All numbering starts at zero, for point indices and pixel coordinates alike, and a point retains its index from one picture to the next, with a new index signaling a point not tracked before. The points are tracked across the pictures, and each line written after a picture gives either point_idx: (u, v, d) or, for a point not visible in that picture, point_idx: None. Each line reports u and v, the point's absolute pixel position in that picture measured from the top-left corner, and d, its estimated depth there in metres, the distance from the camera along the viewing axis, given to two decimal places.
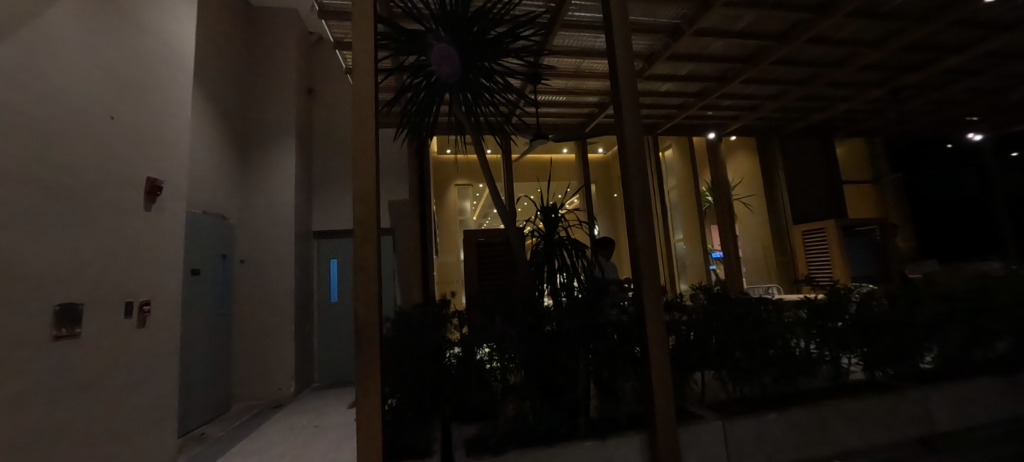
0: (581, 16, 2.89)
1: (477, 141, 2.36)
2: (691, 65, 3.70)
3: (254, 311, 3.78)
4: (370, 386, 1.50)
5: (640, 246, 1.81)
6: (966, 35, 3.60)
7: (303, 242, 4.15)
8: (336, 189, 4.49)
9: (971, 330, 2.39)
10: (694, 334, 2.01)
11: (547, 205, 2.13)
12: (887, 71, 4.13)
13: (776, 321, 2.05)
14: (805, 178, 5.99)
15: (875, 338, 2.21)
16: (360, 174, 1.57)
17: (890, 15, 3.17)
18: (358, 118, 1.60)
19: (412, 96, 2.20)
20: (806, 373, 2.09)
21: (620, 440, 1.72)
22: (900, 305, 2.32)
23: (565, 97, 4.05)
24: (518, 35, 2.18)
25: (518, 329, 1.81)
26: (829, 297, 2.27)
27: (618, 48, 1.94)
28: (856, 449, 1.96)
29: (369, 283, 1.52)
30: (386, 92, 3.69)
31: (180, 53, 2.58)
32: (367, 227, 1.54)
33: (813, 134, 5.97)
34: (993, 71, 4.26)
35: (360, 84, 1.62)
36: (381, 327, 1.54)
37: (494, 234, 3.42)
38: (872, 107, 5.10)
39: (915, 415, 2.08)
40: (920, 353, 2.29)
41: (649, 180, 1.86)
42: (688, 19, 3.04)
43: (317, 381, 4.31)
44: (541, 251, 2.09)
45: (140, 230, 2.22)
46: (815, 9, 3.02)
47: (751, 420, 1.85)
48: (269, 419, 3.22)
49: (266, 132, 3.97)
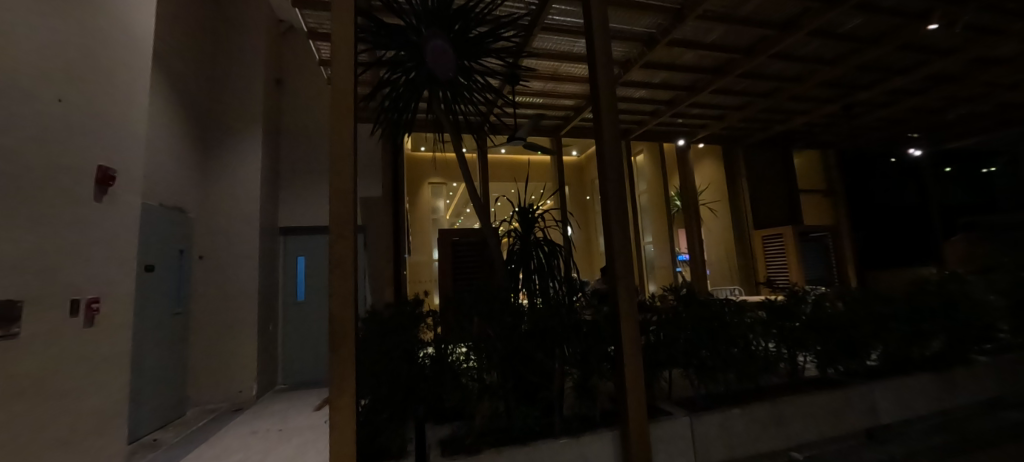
0: (561, 19, 2.92)
1: (456, 140, 2.34)
2: (665, 73, 3.82)
3: (212, 311, 3.58)
4: (343, 386, 1.46)
5: (615, 246, 1.86)
6: (910, 59, 3.92)
7: (268, 238, 3.95)
8: (305, 184, 4.28)
9: (911, 329, 2.58)
10: (664, 334, 2.09)
11: (524, 205, 2.19)
12: (842, 87, 4.42)
13: (739, 320, 2.16)
14: (767, 186, 6.28)
15: (827, 336, 2.38)
16: (338, 170, 1.53)
17: (846, 36, 3.40)
18: (336, 115, 1.55)
19: (390, 91, 2.21)
20: (766, 370, 2.21)
21: (592, 437, 1.76)
22: (848, 306, 2.49)
23: (542, 99, 4.09)
24: (499, 36, 2.19)
25: (496, 329, 1.81)
26: (788, 297, 2.42)
27: (599, 53, 1.97)
28: (809, 440, 2.10)
29: (345, 280, 1.49)
30: (363, 86, 3.59)
31: (134, 33, 2.41)
32: (343, 224, 1.50)
33: (774, 144, 6.28)
34: (931, 92, 4.65)
35: (339, 78, 1.58)
36: (356, 328, 1.50)
37: (468, 233, 3.43)
38: (828, 121, 5.45)
39: (862, 408, 2.24)
40: (866, 351, 2.46)
41: (625, 186, 1.91)
42: (663, 29, 3.13)
43: (281, 382, 4.12)
44: (516, 251, 2.13)
45: (91, 221, 2.08)
46: (779, 25, 3.21)
47: (716, 414, 1.94)
48: (230, 423, 3.07)
49: (232, 124, 3.77)
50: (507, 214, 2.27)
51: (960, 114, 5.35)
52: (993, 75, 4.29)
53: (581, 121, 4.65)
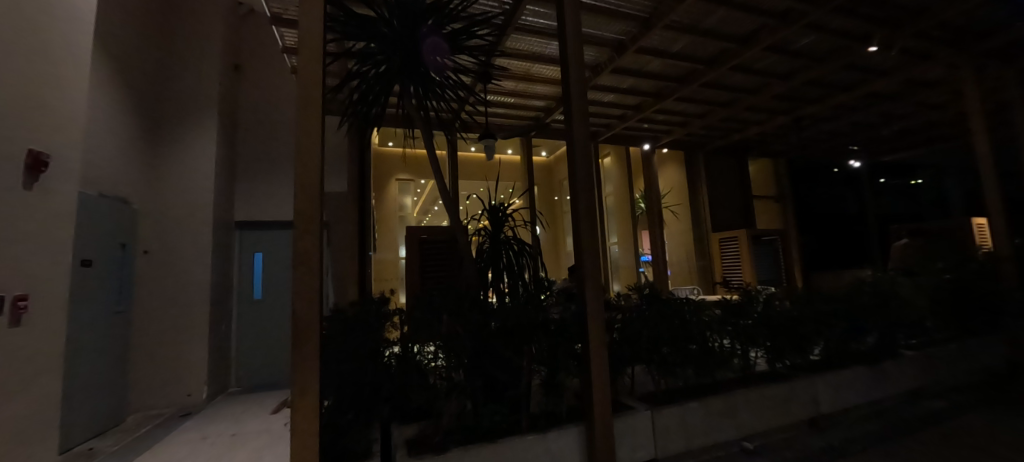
0: (533, 21, 2.95)
1: (427, 136, 2.31)
2: (632, 79, 3.95)
3: (159, 310, 3.35)
4: (306, 386, 1.42)
5: (584, 246, 1.90)
6: (852, 77, 4.26)
7: (222, 233, 3.73)
8: (264, 177, 4.05)
9: (850, 326, 2.80)
10: (629, 331, 2.16)
11: (494, 203, 2.20)
12: (793, 100, 4.73)
13: (698, 319, 2.27)
14: (725, 191, 6.62)
15: (776, 333, 2.55)
16: (304, 163, 1.48)
17: (798, 52, 3.66)
18: (303, 105, 1.50)
19: (359, 83, 2.16)
20: (722, 365, 2.34)
21: (559, 432, 1.80)
22: (795, 305, 2.67)
23: (513, 99, 4.11)
24: (473, 33, 2.19)
25: (465, 328, 1.81)
26: (742, 297, 2.57)
27: (571, 56, 2.00)
28: (758, 430, 2.24)
29: (310, 276, 1.44)
30: (331, 78, 3.46)
31: (73, 5, 2.20)
32: (309, 218, 1.45)
33: (731, 152, 6.64)
34: (870, 109, 5.08)
35: (307, 68, 1.52)
36: (321, 325, 1.46)
37: (437, 230, 3.40)
38: (780, 132, 5.83)
39: (805, 399, 2.42)
40: (810, 346, 2.65)
41: (594, 187, 1.96)
42: (632, 37, 3.24)
43: (234, 385, 3.90)
44: (486, 250, 2.15)
45: (19, 211, 1.88)
46: (738, 39, 3.40)
47: (676, 408, 2.03)
48: (178, 429, 2.87)
49: (184, 110, 3.54)
50: (478, 212, 2.29)
51: (893, 130, 5.87)
52: (921, 95, 4.74)
53: (551, 122, 4.71)
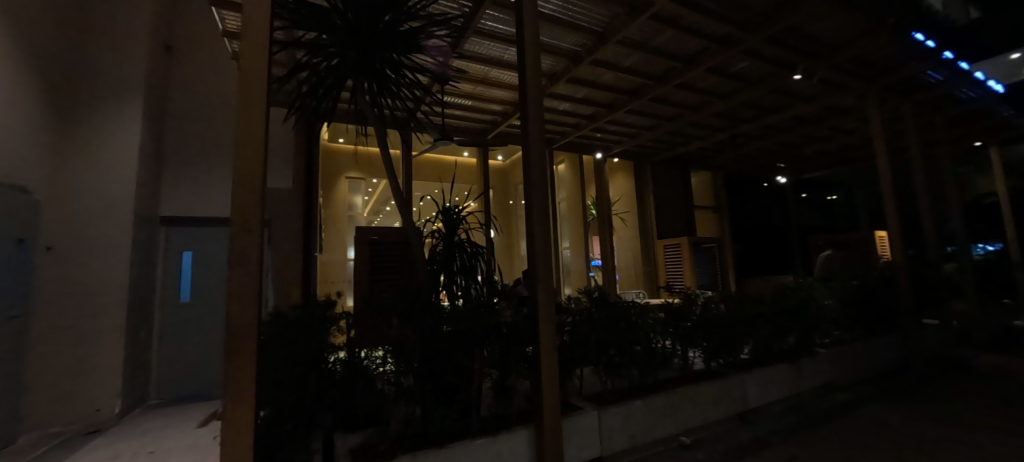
0: (493, 25, 2.97)
1: (380, 135, 2.24)
2: (586, 90, 4.10)
3: (63, 315, 2.88)
4: (240, 395, 1.32)
5: (537, 251, 1.94)
6: (780, 101, 4.71)
7: (146, 229, 3.31)
8: (195, 167, 3.63)
9: (774, 327, 3.08)
10: (578, 334, 2.24)
11: (448, 205, 2.16)
12: (730, 119, 5.14)
13: (643, 321, 2.40)
14: (670, 201, 7.03)
15: (712, 334, 2.74)
16: (243, 157, 1.38)
17: (734, 75, 3.99)
18: (245, 94, 1.40)
19: (309, 75, 2.11)
20: (663, 365, 2.48)
21: (509, 435, 1.81)
22: (728, 308, 2.89)
23: (471, 101, 4.10)
24: (431, 33, 2.15)
25: (416, 331, 1.78)
26: (682, 300, 2.74)
27: (529, 63, 2.04)
28: (693, 425, 2.40)
29: (247, 279, 1.34)
30: (278, 67, 3.26)
31: None
32: (248, 216, 1.36)
33: (675, 164, 7.07)
34: (794, 131, 5.64)
35: (249, 55, 1.42)
36: (259, 329, 1.37)
37: (389, 232, 3.30)
38: (718, 147, 6.31)
39: (735, 395, 2.62)
40: (741, 346, 2.88)
41: (548, 194, 2.00)
42: (587, 49, 3.36)
43: (153, 398, 3.46)
44: (439, 253, 2.12)
45: None
46: (684, 59, 3.64)
47: (621, 407, 2.12)
48: (82, 449, 2.53)
49: (100, 88, 3.10)
50: (432, 214, 2.24)
51: (813, 151, 6.56)
52: (835, 121, 5.35)
53: (507, 127, 4.76)
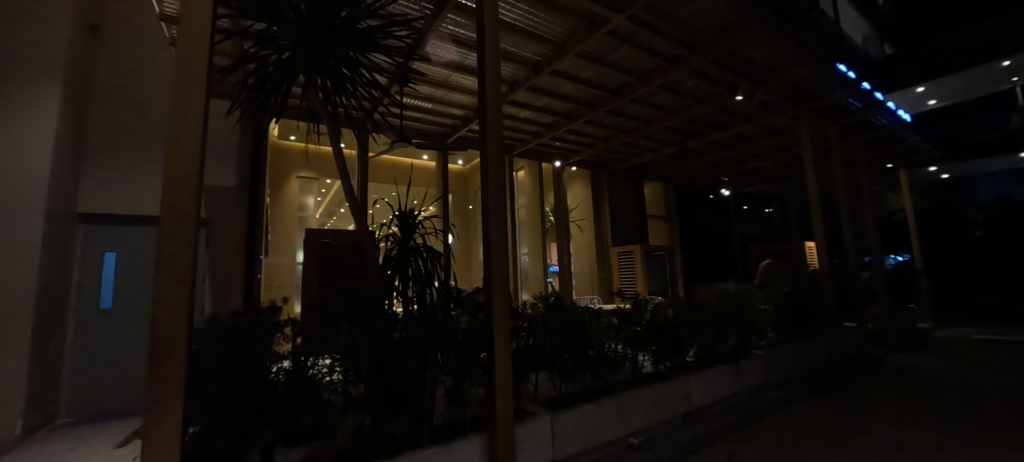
0: (454, 29, 2.97)
1: (333, 134, 2.17)
2: (546, 98, 4.18)
3: None
4: (164, 411, 1.21)
5: (493, 256, 1.94)
6: (725, 118, 5.06)
7: (59, 223, 2.59)
8: (126, 150, 2.99)
9: (716, 331, 3.28)
10: (533, 339, 2.26)
11: (405, 209, 2.14)
12: (680, 133, 5.45)
13: (595, 326, 2.47)
14: (624, 210, 7.32)
15: (660, 338, 2.87)
16: (177, 151, 1.28)
17: (683, 92, 4.24)
18: (183, 84, 1.30)
19: (257, 68, 2.00)
20: (614, 368, 2.56)
21: (462, 442, 1.79)
22: (675, 313, 3.05)
23: (431, 104, 4.05)
24: (390, 33, 2.10)
25: (366, 339, 1.74)
26: (633, 305, 2.85)
27: (488, 70, 2.06)
28: (642, 427, 2.49)
29: (178, 283, 1.24)
30: (222, 56, 3.04)
31: None
32: (181, 215, 1.27)
33: (629, 175, 7.38)
34: (736, 147, 6.08)
35: (188, 43, 1.33)
36: (191, 337, 1.27)
37: (341, 234, 3.17)
38: (669, 160, 6.66)
39: (680, 396, 2.75)
40: (686, 349, 3.04)
41: (505, 200, 2.02)
42: (547, 59, 3.45)
43: (60, 417, 2.70)
44: (394, 257, 2.07)
45: None
46: (639, 75, 3.82)
47: (573, 411, 2.17)
48: None
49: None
50: (388, 217, 2.20)
51: (752, 166, 7.10)
52: (772, 140, 5.83)
53: (468, 131, 4.74)
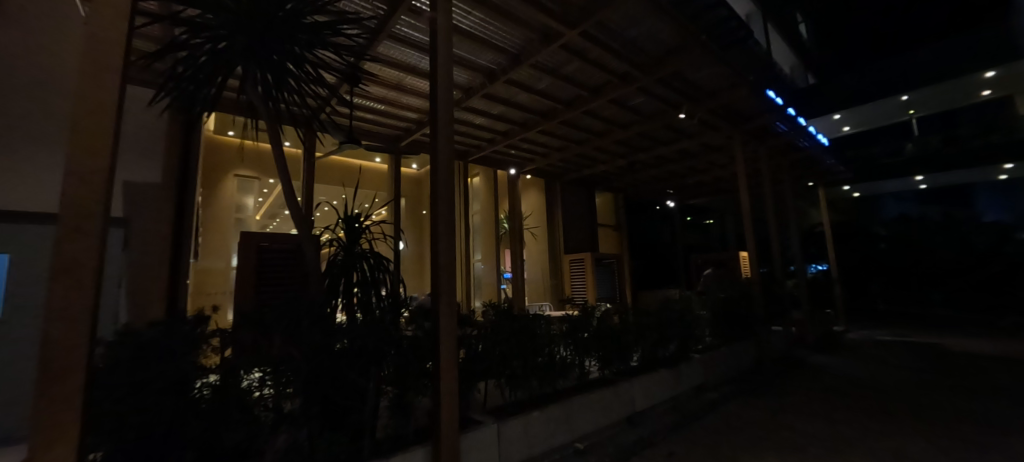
0: (408, 31, 2.92)
1: (272, 131, 2.10)
2: (501, 106, 4.22)
3: None
4: (55, 438, 1.06)
5: (440, 263, 1.93)
6: (669, 135, 5.38)
7: None
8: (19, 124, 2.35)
9: (658, 336, 3.45)
10: (482, 347, 2.25)
11: (351, 214, 2.08)
12: (630, 147, 5.72)
13: (543, 332, 2.51)
14: (577, 218, 7.53)
15: (605, 343, 2.97)
16: (80, 146, 1.14)
17: (632, 108, 4.46)
18: (90, 70, 1.17)
19: (187, 58, 1.88)
20: (561, 374, 2.61)
21: (404, 454, 1.74)
22: (621, 319, 3.17)
23: (384, 106, 3.94)
24: (339, 31, 2.02)
25: (303, 349, 1.62)
26: (581, 312, 2.93)
27: (440, 77, 2.05)
28: (587, 431, 2.55)
29: (78, 294, 1.11)
30: (145, 41, 2.75)
31: None
32: (84, 216, 1.13)
33: (582, 184, 7.62)
34: (680, 162, 6.48)
35: (99, 24, 1.19)
36: (91, 353, 1.13)
37: (281, 238, 2.99)
38: (619, 171, 6.96)
39: (624, 399, 2.86)
40: (629, 354, 3.17)
41: (455, 207, 2.01)
42: (501, 68, 3.49)
43: None
44: (337, 263, 2.03)
45: None
46: (591, 89, 3.97)
47: (519, 418, 2.18)
48: None
49: None
50: (333, 222, 2.13)
51: (694, 180, 7.60)
52: (711, 156, 6.27)
53: (422, 135, 4.66)
